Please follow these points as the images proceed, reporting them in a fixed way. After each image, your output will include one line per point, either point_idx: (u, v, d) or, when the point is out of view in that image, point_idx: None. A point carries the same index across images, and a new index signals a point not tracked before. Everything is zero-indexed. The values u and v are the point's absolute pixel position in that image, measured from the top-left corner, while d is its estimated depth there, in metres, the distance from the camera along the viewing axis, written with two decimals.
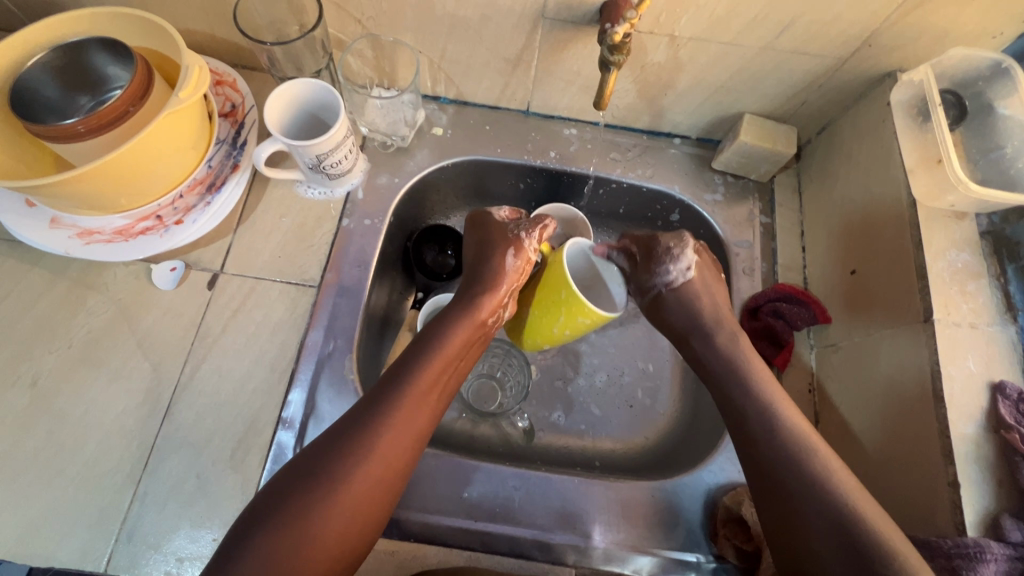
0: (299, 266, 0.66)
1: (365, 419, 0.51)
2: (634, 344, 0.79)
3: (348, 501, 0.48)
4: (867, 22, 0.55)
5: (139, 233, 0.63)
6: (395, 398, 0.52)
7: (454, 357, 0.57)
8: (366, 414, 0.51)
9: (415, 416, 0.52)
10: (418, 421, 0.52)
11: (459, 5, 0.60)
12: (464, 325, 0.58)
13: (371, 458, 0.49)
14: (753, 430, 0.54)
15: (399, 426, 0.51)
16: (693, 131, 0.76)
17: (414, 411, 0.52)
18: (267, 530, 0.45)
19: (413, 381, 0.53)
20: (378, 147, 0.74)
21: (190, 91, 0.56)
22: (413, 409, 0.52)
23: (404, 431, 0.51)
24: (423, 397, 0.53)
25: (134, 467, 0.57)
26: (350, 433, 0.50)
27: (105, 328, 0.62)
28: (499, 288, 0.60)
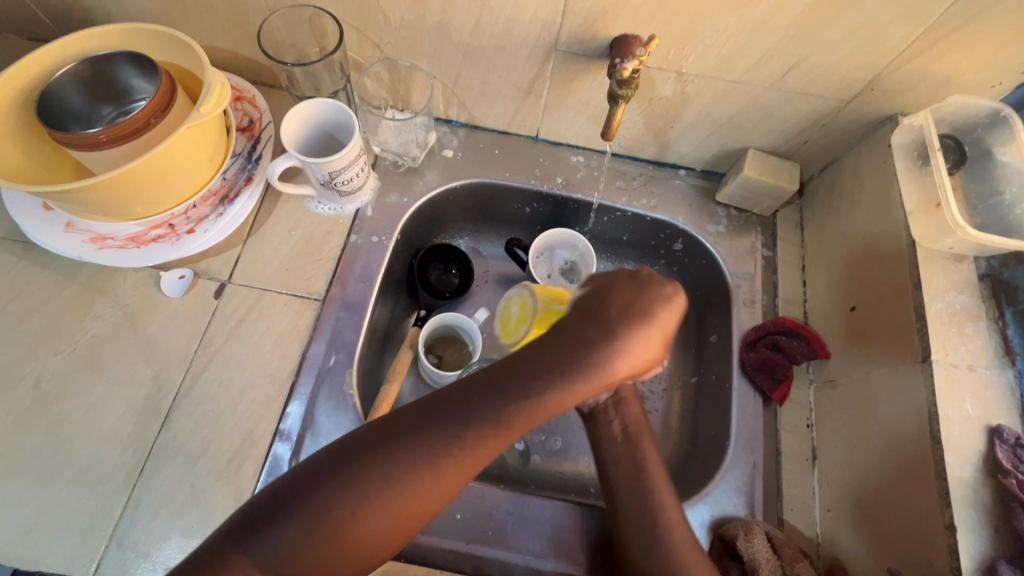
0: (306, 279, 0.67)
1: (419, 444, 0.46)
2: None
3: (384, 518, 0.45)
4: (870, 67, 0.57)
5: (151, 240, 0.65)
6: (454, 417, 0.46)
7: (555, 405, 0.47)
8: (421, 434, 0.46)
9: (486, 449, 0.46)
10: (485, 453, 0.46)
11: (475, 35, 0.62)
12: (590, 378, 0.46)
13: (425, 481, 0.45)
14: (632, 482, 0.56)
15: (465, 458, 0.46)
16: (698, 163, 0.77)
17: (483, 446, 0.46)
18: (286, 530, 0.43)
19: (501, 414, 0.46)
20: (389, 166, 0.75)
21: (211, 107, 0.58)
22: (485, 443, 0.46)
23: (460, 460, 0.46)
24: (508, 436, 0.46)
25: (128, 473, 0.57)
26: (404, 456, 0.45)
27: (111, 332, 0.62)
28: (641, 331, 0.46)
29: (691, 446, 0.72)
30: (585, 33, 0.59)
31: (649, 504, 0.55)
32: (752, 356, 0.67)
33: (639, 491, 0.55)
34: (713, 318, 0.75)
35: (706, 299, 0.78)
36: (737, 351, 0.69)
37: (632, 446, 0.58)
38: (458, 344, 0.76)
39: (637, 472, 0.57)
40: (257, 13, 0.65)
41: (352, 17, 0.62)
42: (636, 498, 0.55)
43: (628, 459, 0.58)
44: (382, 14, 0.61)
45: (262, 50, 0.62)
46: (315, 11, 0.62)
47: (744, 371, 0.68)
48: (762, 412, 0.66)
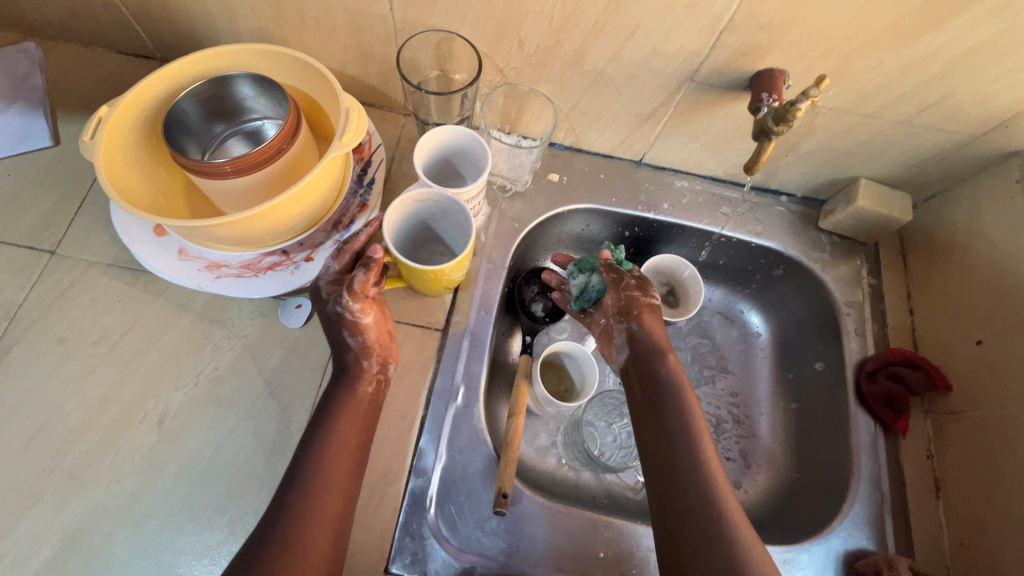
0: (425, 309, 0.66)
1: (302, 474, 0.50)
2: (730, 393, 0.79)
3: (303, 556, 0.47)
4: (1012, 106, 0.57)
5: (265, 268, 0.63)
6: (325, 448, 0.52)
7: (348, 433, 0.53)
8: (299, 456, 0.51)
9: (336, 480, 0.50)
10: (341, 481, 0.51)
11: (610, 63, 0.61)
12: (343, 403, 0.55)
13: (308, 515, 0.48)
14: (665, 437, 0.55)
15: (320, 497, 0.49)
16: (800, 190, 0.78)
17: (330, 479, 0.50)
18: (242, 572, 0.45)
19: (317, 447, 0.52)
20: (497, 190, 0.74)
21: (351, 139, 0.56)
22: (336, 474, 0.51)
23: (333, 477, 0.50)
24: (333, 462, 0.51)
25: (265, 515, 0.55)
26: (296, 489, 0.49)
27: (232, 365, 0.60)
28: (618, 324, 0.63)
29: (803, 473, 0.72)
30: (728, 66, 0.58)
31: (695, 444, 0.54)
32: (874, 388, 0.67)
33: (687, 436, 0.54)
34: (818, 345, 0.76)
35: (808, 325, 0.78)
36: (856, 380, 0.69)
37: (670, 387, 0.57)
38: (559, 369, 0.74)
39: (679, 415, 0.55)
40: (382, 35, 0.63)
41: (484, 42, 0.61)
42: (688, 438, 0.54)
43: (671, 397, 0.57)
44: (518, 40, 0.60)
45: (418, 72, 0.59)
46: (450, 36, 0.61)
47: (863, 402, 0.68)
48: (883, 443, 0.66)
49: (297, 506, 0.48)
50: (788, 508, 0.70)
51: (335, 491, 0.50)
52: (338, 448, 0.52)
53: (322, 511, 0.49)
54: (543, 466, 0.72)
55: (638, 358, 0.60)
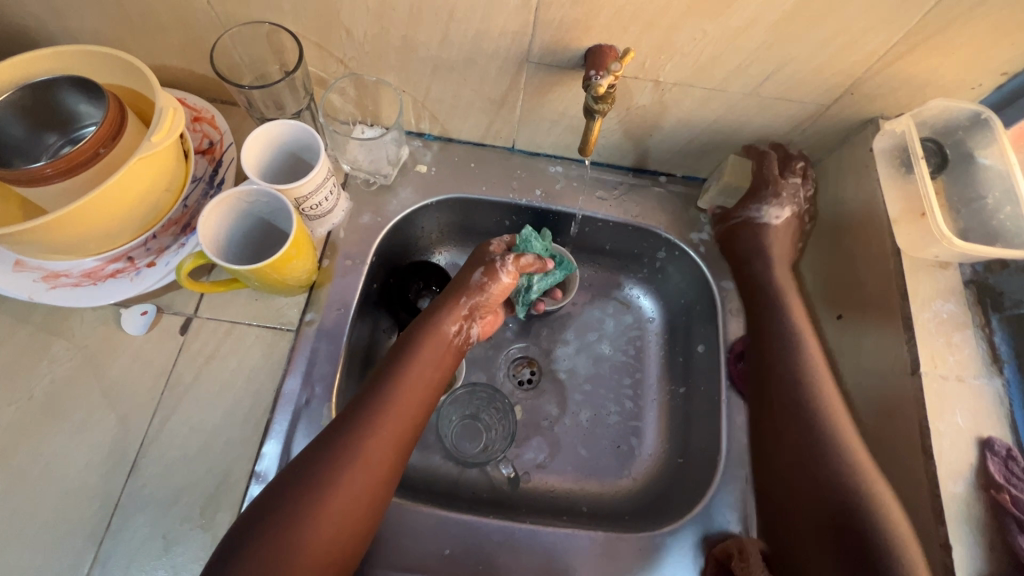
0: (277, 309, 0.64)
1: (327, 457, 0.51)
2: (613, 373, 0.78)
3: (324, 535, 0.48)
4: (850, 71, 0.55)
5: (109, 275, 0.61)
6: (376, 427, 0.54)
7: (406, 408, 0.56)
8: (336, 439, 0.52)
9: (375, 461, 0.52)
10: (385, 458, 0.53)
11: (443, 48, 0.59)
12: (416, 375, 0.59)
13: (337, 481, 0.50)
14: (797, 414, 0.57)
15: (356, 464, 0.51)
16: (679, 169, 0.76)
17: (373, 454, 0.52)
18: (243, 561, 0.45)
19: (375, 417, 0.54)
20: (361, 184, 0.72)
21: (164, 136, 0.54)
22: (383, 448, 0.53)
23: (374, 450, 0.52)
24: (382, 437, 0.53)
25: (94, 528, 0.54)
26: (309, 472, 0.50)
27: (70, 377, 0.59)
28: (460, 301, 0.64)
29: (683, 457, 0.70)
30: (558, 44, 0.56)
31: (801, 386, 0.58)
32: (739, 367, 0.67)
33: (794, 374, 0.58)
34: (700, 327, 0.74)
35: (692, 307, 0.76)
36: (724, 362, 0.68)
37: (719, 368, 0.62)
38: None
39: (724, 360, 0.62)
40: (210, 30, 0.61)
41: (310, 32, 0.59)
42: (795, 381, 0.58)
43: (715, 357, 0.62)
44: (343, 29, 0.58)
45: (219, 70, 0.57)
46: (270, 28, 0.58)
47: (733, 383, 0.67)
48: None
49: (334, 478, 0.50)
50: (666, 494, 0.69)
51: (369, 471, 0.52)
52: (388, 425, 0.54)
53: (343, 481, 0.50)
54: (418, 463, 0.70)
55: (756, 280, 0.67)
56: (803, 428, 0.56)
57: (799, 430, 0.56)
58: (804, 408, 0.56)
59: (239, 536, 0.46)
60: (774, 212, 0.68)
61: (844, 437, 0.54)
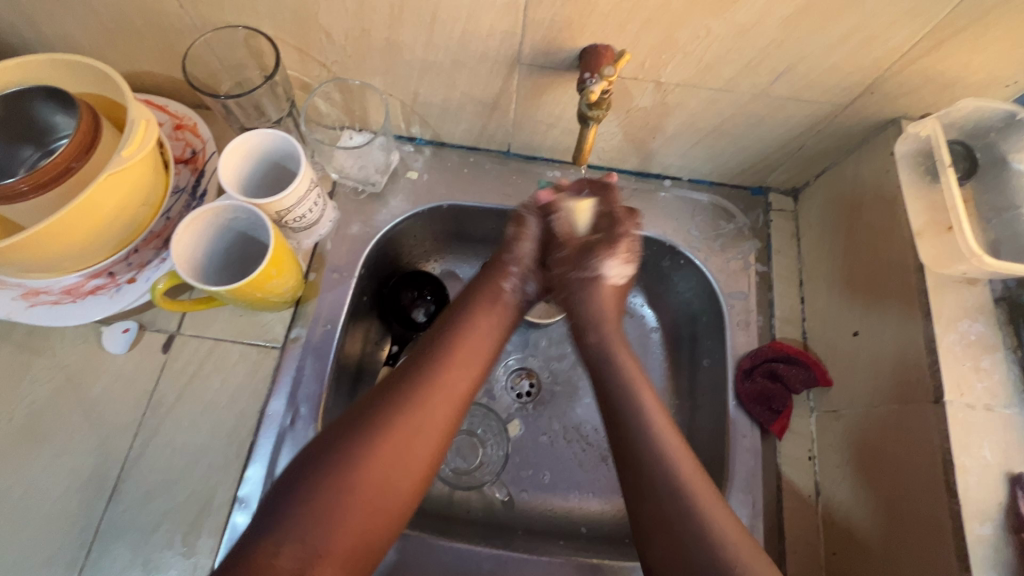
0: (262, 326, 0.62)
1: (385, 406, 0.50)
2: None
3: (372, 482, 0.46)
4: (870, 69, 0.50)
5: (88, 292, 0.59)
6: (433, 378, 0.52)
7: (464, 359, 0.55)
8: (396, 388, 0.51)
9: (430, 415, 0.51)
10: (443, 415, 0.51)
11: (429, 50, 0.55)
12: (472, 330, 0.57)
13: (393, 427, 0.49)
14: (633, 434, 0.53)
15: (413, 408, 0.50)
16: (685, 172, 0.71)
17: (430, 403, 0.51)
18: (296, 501, 0.44)
19: (431, 369, 0.53)
20: (349, 193, 0.69)
21: (135, 148, 0.51)
22: (439, 404, 0.52)
23: (430, 402, 0.51)
24: (440, 394, 0.52)
25: (74, 555, 0.53)
26: (365, 416, 0.49)
27: (50, 397, 0.58)
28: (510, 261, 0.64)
29: None
30: (550, 45, 0.52)
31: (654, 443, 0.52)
32: (749, 387, 0.62)
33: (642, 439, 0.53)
34: (706, 340, 0.70)
35: (698, 318, 0.72)
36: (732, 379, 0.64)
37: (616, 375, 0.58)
38: None
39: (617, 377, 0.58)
40: (186, 34, 0.58)
41: (290, 35, 0.56)
42: (642, 446, 0.52)
43: (610, 375, 0.58)
44: (324, 31, 0.55)
45: (186, 81, 0.55)
46: (247, 31, 0.56)
47: (740, 402, 0.62)
48: (761, 447, 0.61)
49: (393, 423, 0.49)
50: None
51: (425, 426, 0.50)
52: (445, 380, 0.53)
53: (395, 430, 0.49)
54: None
55: (576, 328, 0.63)
56: (639, 502, 0.50)
57: (636, 466, 0.52)
58: (642, 475, 0.51)
59: (294, 477, 0.46)
60: (611, 269, 0.63)
61: (685, 483, 0.50)
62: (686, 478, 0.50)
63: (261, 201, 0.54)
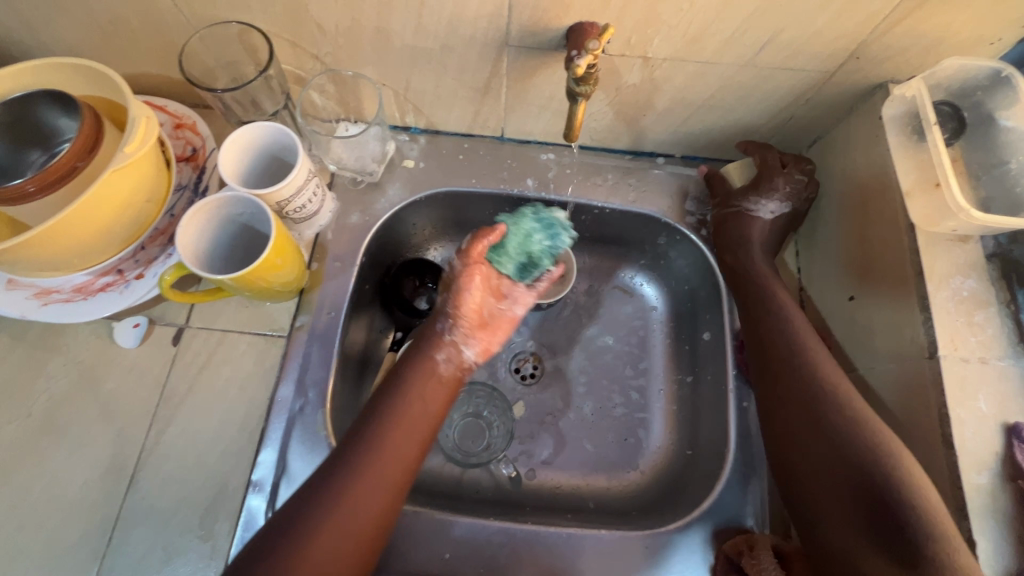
0: (269, 316, 0.63)
1: (314, 505, 0.47)
2: (614, 364, 0.75)
3: None
4: (853, 34, 0.51)
5: (99, 289, 0.60)
6: (360, 473, 0.49)
7: (398, 442, 0.52)
8: (319, 492, 0.48)
9: (349, 517, 0.47)
10: (374, 507, 0.49)
11: (419, 37, 0.56)
12: (401, 412, 0.53)
13: (317, 532, 0.46)
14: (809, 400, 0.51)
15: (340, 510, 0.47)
16: (677, 149, 0.72)
17: (358, 497, 0.48)
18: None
19: (360, 463, 0.50)
20: (347, 184, 0.71)
21: (137, 145, 0.53)
22: (361, 496, 0.48)
23: (359, 500, 0.48)
24: (364, 491, 0.49)
25: (96, 542, 0.54)
26: (289, 524, 0.46)
27: (67, 393, 0.59)
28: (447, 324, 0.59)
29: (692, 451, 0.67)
30: (537, 25, 0.53)
31: (833, 396, 0.51)
32: None
33: (809, 385, 0.52)
34: (706, 315, 0.70)
35: (698, 294, 0.72)
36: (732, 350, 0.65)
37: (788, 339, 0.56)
38: None
39: (778, 319, 0.58)
40: (183, 33, 0.59)
41: (282, 30, 0.57)
42: (837, 416, 0.49)
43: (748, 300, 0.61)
44: (314, 23, 0.56)
45: (183, 77, 0.56)
46: (239, 27, 0.57)
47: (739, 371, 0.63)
48: None
49: (320, 529, 0.46)
50: (675, 486, 0.67)
51: (347, 529, 0.47)
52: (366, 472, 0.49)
53: (323, 529, 0.46)
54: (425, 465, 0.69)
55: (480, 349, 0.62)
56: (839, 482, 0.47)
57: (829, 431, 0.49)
58: (831, 459, 0.48)
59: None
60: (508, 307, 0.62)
61: (826, 398, 0.51)
62: (828, 390, 0.51)
63: (260, 192, 0.56)
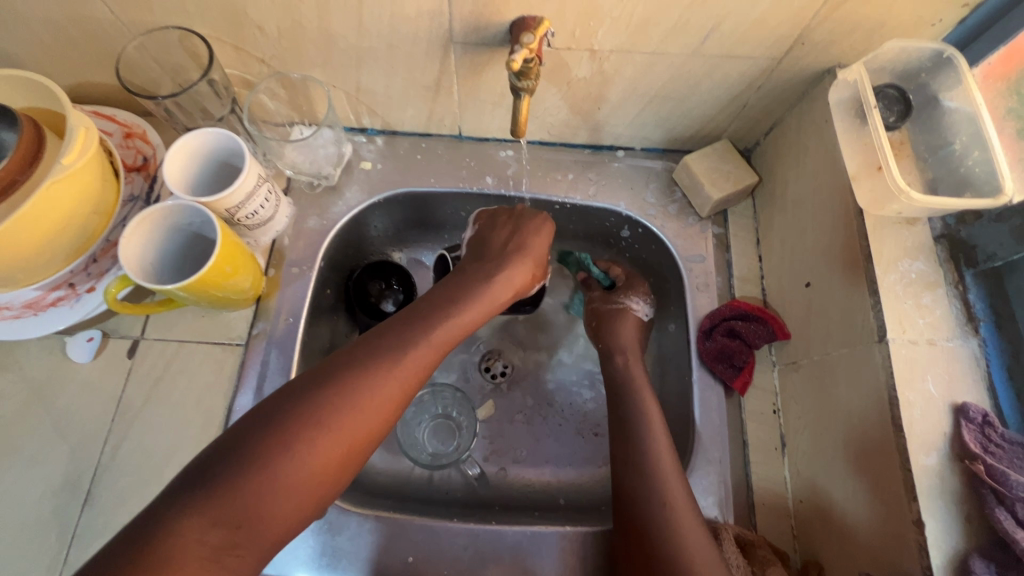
0: (225, 325, 0.63)
1: (377, 355, 0.49)
2: (581, 359, 0.74)
3: (322, 445, 0.43)
4: (795, 20, 0.51)
5: (50, 304, 0.59)
6: (420, 338, 0.52)
7: (465, 318, 0.56)
8: (384, 341, 0.50)
9: (389, 388, 0.48)
10: (415, 376, 0.50)
11: (361, 36, 0.56)
12: (480, 291, 0.58)
13: (367, 376, 0.47)
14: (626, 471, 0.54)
15: (398, 365, 0.49)
16: (636, 141, 0.72)
17: (410, 361, 0.50)
18: (206, 489, 0.39)
19: (429, 327, 0.53)
20: (304, 188, 0.70)
21: (75, 156, 0.52)
22: (413, 362, 0.50)
23: (410, 361, 0.50)
24: (419, 348, 0.51)
25: (52, 562, 0.54)
26: (349, 367, 0.47)
27: (19, 410, 0.58)
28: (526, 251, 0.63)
29: None
30: (479, 21, 0.53)
31: (661, 501, 0.51)
32: (709, 346, 0.63)
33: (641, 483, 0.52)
34: (670, 306, 0.70)
35: (662, 286, 0.72)
36: (694, 342, 0.64)
37: (648, 450, 0.54)
38: None
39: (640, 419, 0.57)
40: (123, 40, 0.58)
41: (223, 33, 0.56)
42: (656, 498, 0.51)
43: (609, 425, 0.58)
44: (255, 26, 0.55)
45: (122, 85, 0.55)
46: (179, 32, 0.56)
47: (702, 361, 0.63)
48: (725, 405, 0.62)
49: (377, 376, 0.48)
50: None
51: (392, 388, 0.48)
52: (411, 356, 0.50)
53: (381, 382, 0.47)
54: (393, 468, 0.69)
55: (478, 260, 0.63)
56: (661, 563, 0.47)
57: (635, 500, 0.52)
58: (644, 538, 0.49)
59: (226, 448, 0.42)
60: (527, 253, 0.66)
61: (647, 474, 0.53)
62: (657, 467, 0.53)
63: (207, 199, 0.55)
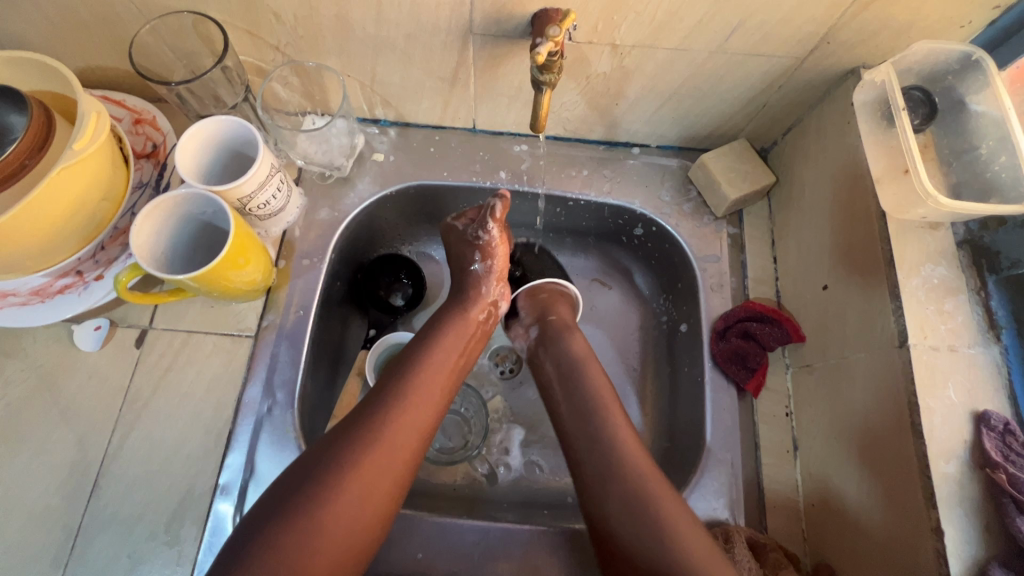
0: (235, 315, 0.62)
1: (371, 412, 0.50)
2: None
3: (350, 501, 0.45)
4: (822, 19, 0.50)
5: (57, 291, 0.58)
6: (412, 385, 0.53)
7: (447, 358, 0.57)
8: (376, 399, 0.51)
9: (399, 444, 0.49)
10: (415, 427, 0.51)
11: (379, 25, 0.55)
12: (451, 330, 0.59)
13: (369, 436, 0.48)
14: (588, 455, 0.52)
15: (398, 419, 0.50)
16: (652, 138, 0.71)
17: (410, 411, 0.51)
18: (253, 558, 0.41)
19: (417, 373, 0.54)
20: (316, 179, 0.69)
21: (87, 141, 0.51)
22: (411, 413, 0.51)
23: (409, 413, 0.51)
24: (415, 397, 0.52)
25: (58, 552, 0.53)
26: (344, 433, 0.48)
27: (25, 398, 0.58)
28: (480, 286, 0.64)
29: (669, 442, 0.67)
30: (501, 13, 0.52)
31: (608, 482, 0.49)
32: (723, 347, 0.62)
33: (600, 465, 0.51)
34: (683, 305, 0.70)
35: (674, 285, 0.72)
36: (707, 342, 0.64)
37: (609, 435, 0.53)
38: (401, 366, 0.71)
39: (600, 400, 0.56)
40: (136, 24, 0.57)
41: (239, 19, 0.55)
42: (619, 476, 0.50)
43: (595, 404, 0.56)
44: (271, 13, 0.54)
45: (134, 69, 0.54)
46: (193, 17, 0.55)
47: (715, 362, 0.63)
48: (738, 406, 0.61)
49: (382, 432, 0.49)
50: None
51: (396, 443, 0.49)
52: (406, 406, 0.51)
53: (383, 439, 0.48)
54: None
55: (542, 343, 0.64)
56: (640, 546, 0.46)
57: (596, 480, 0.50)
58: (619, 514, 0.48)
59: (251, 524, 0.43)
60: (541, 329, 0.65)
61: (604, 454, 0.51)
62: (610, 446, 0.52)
63: (219, 188, 0.54)
